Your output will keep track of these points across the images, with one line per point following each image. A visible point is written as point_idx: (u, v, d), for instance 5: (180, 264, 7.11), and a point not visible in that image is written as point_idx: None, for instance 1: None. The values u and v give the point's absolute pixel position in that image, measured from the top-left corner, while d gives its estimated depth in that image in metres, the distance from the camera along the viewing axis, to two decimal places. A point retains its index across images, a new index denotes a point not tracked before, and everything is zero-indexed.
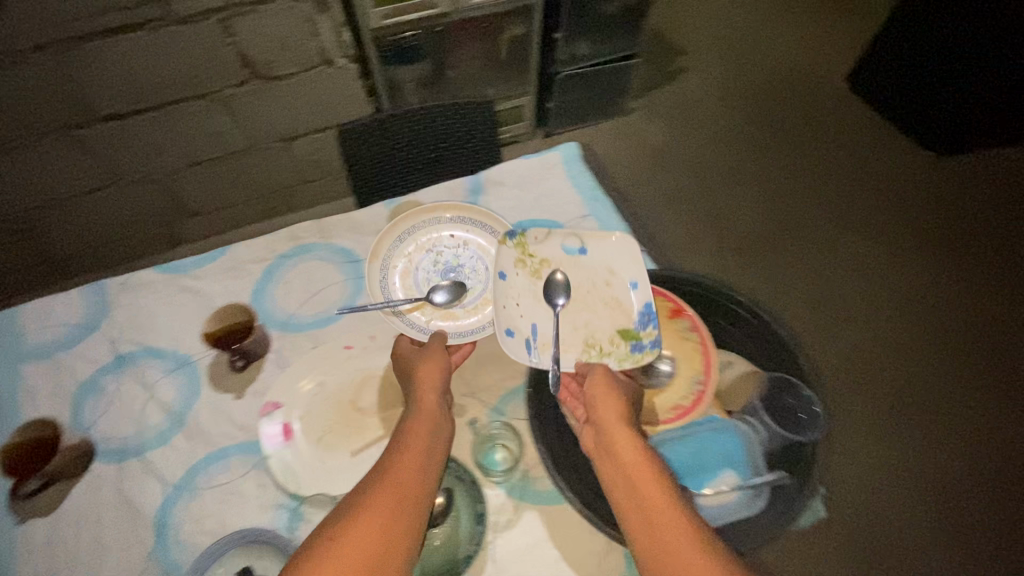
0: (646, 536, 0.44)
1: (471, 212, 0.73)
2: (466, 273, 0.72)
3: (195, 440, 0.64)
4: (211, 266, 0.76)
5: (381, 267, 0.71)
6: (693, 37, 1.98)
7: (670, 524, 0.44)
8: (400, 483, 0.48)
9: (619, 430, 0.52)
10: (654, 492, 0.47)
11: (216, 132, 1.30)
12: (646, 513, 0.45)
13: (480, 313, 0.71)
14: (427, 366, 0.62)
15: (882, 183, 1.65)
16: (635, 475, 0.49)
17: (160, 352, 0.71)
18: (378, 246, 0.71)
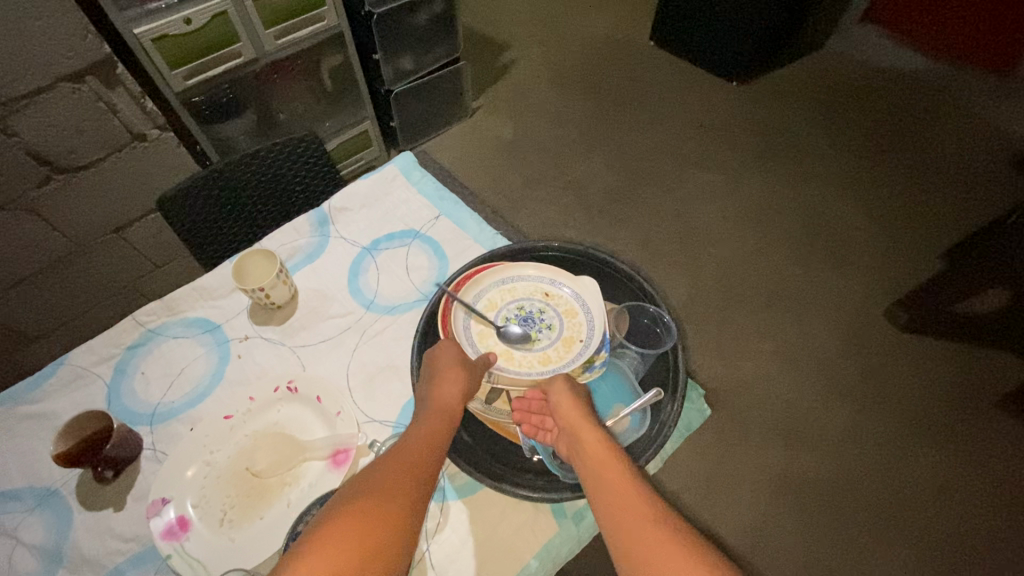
0: (612, 517, 0.50)
1: (588, 292, 0.67)
2: (539, 327, 0.67)
3: (81, 571, 0.58)
4: (50, 382, 0.69)
5: (475, 292, 0.70)
6: (510, 30, 2.09)
7: (635, 506, 0.50)
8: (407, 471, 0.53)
9: (585, 428, 0.58)
10: (619, 477, 0.53)
11: (32, 244, 1.17)
12: (612, 498, 0.52)
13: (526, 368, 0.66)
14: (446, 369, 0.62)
15: (705, 118, 1.84)
16: (599, 465, 0.55)
17: (12, 494, 0.63)
18: (485, 274, 0.70)
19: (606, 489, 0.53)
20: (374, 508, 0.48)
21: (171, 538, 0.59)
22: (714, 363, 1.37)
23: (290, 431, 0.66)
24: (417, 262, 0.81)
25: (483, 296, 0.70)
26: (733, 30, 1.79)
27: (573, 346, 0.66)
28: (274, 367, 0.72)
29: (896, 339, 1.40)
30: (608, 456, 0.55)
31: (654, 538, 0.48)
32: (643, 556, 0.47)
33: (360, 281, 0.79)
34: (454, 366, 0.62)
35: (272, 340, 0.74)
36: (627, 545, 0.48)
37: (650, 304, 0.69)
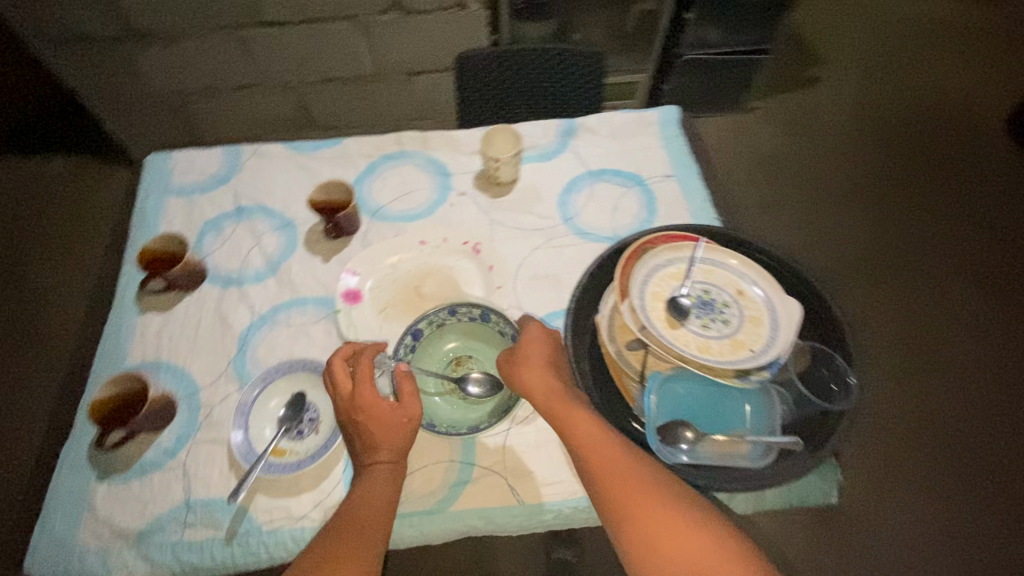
0: (620, 518, 0.50)
1: (787, 314, 0.59)
2: (715, 319, 0.60)
3: (284, 287, 0.75)
4: (326, 152, 0.88)
5: (668, 255, 0.64)
6: (836, 46, 1.88)
7: (639, 500, 0.49)
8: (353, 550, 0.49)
9: (580, 420, 0.54)
10: (616, 473, 0.51)
11: (353, 56, 1.44)
12: (597, 470, 0.52)
13: (682, 343, 0.58)
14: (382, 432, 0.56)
15: (1010, 236, 1.50)
16: (612, 473, 0.51)
17: (271, 212, 0.82)
18: (687, 244, 0.65)
19: (599, 478, 0.51)
20: None
21: (347, 300, 0.72)
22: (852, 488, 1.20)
23: (457, 278, 0.75)
24: (628, 207, 0.82)
25: (675, 263, 0.64)
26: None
27: (740, 349, 0.58)
28: (470, 225, 0.81)
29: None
30: (586, 429, 0.54)
31: (647, 510, 0.49)
32: (658, 551, 0.47)
33: (571, 197, 0.83)
34: (376, 409, 0.56)
35: (480, 206, 0.83)
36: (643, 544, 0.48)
37: (838, 356, 0.58)
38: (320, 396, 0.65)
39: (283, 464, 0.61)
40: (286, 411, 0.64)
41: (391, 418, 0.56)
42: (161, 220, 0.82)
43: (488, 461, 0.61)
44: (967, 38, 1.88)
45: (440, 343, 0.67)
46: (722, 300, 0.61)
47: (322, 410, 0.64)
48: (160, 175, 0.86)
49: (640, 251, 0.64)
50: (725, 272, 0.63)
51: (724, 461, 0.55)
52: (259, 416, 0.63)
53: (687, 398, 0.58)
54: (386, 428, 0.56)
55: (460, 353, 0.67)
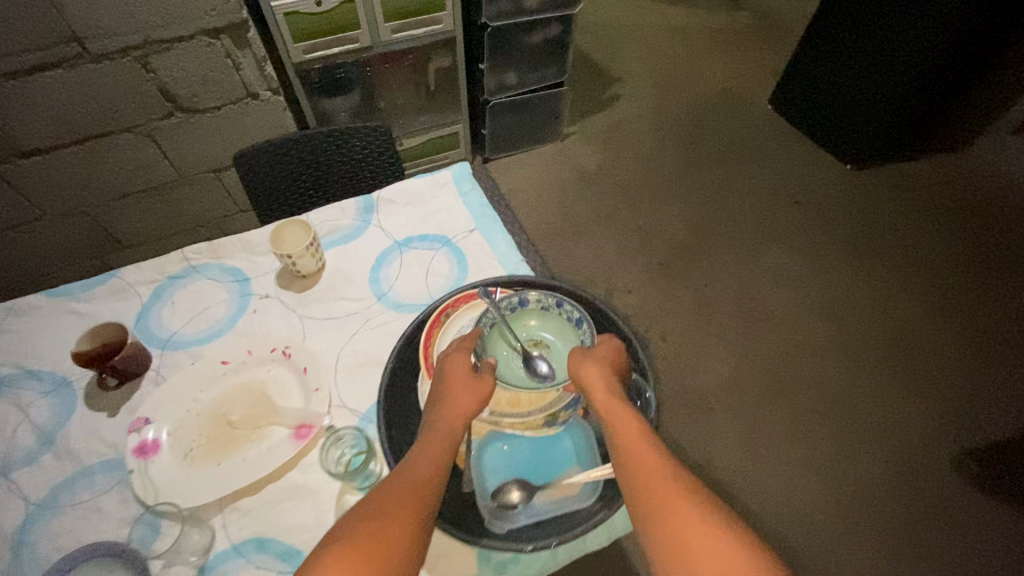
0: (645, 502, 0.49)
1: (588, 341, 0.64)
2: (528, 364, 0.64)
3: (64, 459, 0.65)
4: (100, 289, 0.78)
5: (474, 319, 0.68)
6: (625, 64, 2.10)
7: (657, 482, 0.50)
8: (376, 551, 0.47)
9: (623, 409, 0.56)
10: (649, 462, 0.51)
11: (145, 165, 1.33)
12: (632, 455, 0.52)
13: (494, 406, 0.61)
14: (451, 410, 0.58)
15: (800, 195, 1.74)
16: (641, 459, 0.52)
17: (39, 374, 0.71)
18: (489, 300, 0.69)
19: (631, 465, 0.52)
20: None
21: (140, 456, 0.64)
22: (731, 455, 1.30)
23: (271, 392, 0.70)
24: (439, 268, 0.83)
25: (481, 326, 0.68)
26: (873, 97, 1.64)
27: (546, 395, 0.61)
28: (279, 329, 0.76)
29: (948, 489, 1.26)
30: (625, 418, 0.55)
31: (677, 502, 0.48)
32: (673, 532, 0.46)
33: (382, 272, 0.82)
34: (457, 380, 0.59)
35: (287, 304, 0.78)
36: (663, 531, 0.47)
37: (633, 375, 0.66)
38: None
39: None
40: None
41: (464, 390, 0.58)
42: None
43: None
44: (726, 36, 2.19)
45: (522, 323, 0.67)
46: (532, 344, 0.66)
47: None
48: None
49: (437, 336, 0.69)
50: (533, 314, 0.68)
51: (563, 508, 0.56)
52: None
53: (518, 462, 0.58)
54: (457, 410, 0.57)
55: (537, 337, 0.67)
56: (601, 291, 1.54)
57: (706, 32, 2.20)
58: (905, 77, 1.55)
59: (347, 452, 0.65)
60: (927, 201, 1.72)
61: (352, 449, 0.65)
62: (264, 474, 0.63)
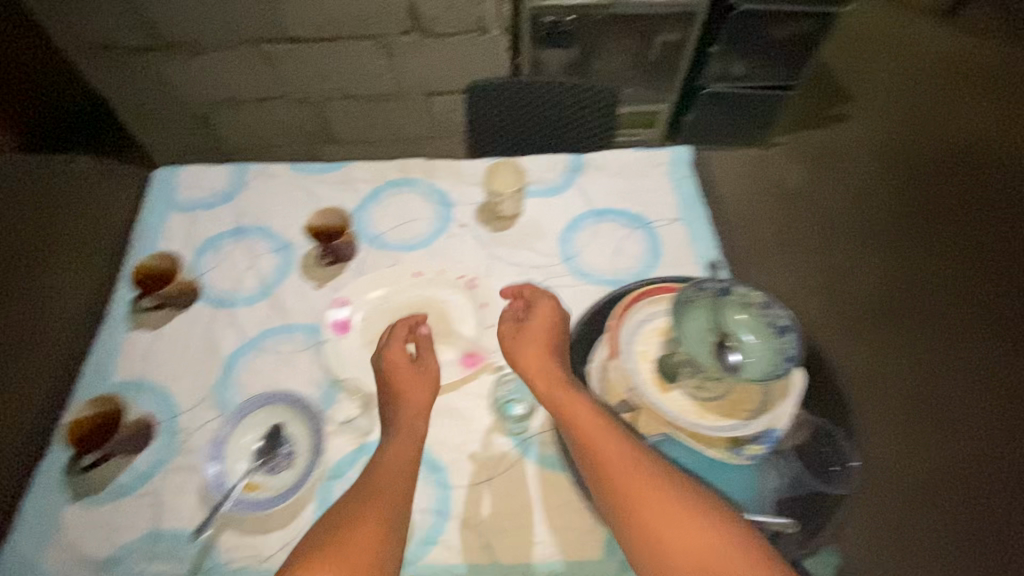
0: (617, 494, 0.48)
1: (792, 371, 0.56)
2: (718, 367, 0.57)
3: (275, 311, 0.74)
4: (330, 175, 0.87)
5: (655, 307, 0.62)
6: (866, 82, 1.83)
7: (625, 471, 0.48)
8: (372, 509, 0.48)
9: (578, 403, 0.54)
10: (616, 458, 0.49)
11: (373, 73, 1.45)
12: (596, 456, 0.50)
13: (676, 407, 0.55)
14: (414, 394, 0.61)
15: None
16: (607, 456, 0.50)
17: (270, 232, 0.82)
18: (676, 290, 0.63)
19: (596, 459, 0.50)
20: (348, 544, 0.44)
21: (335, 330, 0.71)
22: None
23: (450, 314, 0.73)
24: (630, 249, 0.78)
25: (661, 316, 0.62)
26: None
27: (733, 415, 0.55)
28: (468, 258, 0.79)
29: None
30: (582, 411, 0.53)
31: (650, 494, 0.46)
32: (648, 523, 0.45)
33: (573, 234, 0.81)
34: (404, 379, 0.62)
35: (479, 238, 0.81)
36: (645, 530, 0.45)
37: (841, 431, 0.55)
38: (295, 426, 0.64)
39: (257, 499, 0.60)
40: (261, 444, 0.63)
41: (415, 384, 0.62)
42: (161, 234, 0.81)
43: (461, 512, 0.60)
44: None
45: (716, 309, 0.59)
46: (726, 344, 0.57)
47: (298, 443, 0.63)
48: (166, 189, 0.86)
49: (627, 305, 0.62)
50: (731, 310, 0.59)
51: None
52: (235, 449, 0.62)
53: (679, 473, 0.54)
54: (418, 393, 0.61)
55: (730, 325, 0.58)
56: None
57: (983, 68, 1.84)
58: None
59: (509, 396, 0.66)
60: None
61: (514, 395, 0.66)
62: None
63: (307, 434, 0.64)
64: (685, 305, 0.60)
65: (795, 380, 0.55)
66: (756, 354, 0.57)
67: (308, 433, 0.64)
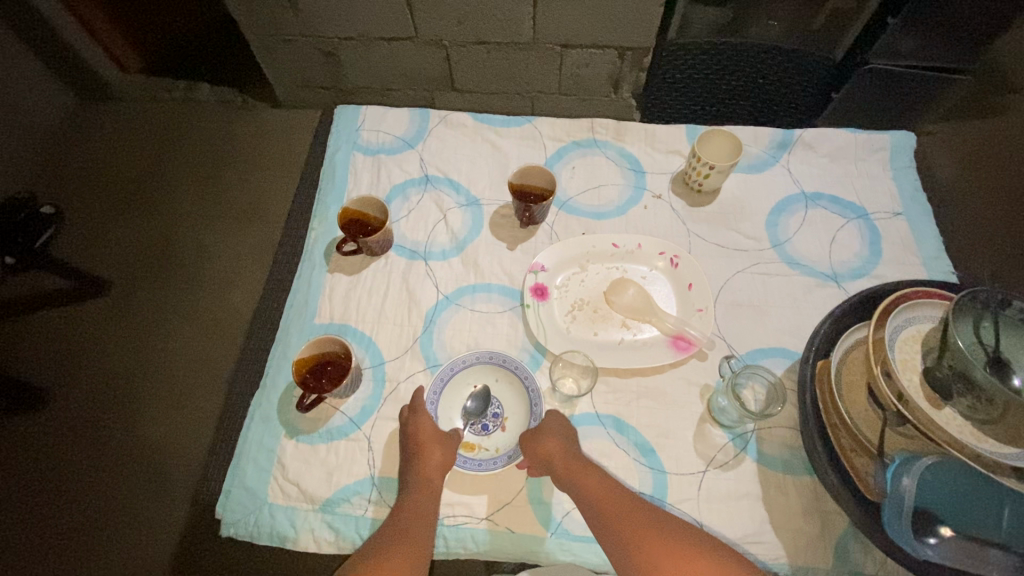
0: (636, 564, 0.48)
1: None
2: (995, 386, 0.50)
3: (470, 269, 0.72)
4: (516, 130, 0.83)
5: (910, 314, 0.57)
6: None
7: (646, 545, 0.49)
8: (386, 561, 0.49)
9: (584, 475, 0.55)
10: (638, 527, 0.50)
11: (513, 19, 1.29)
12: (617, 529, 0.51)
13: (952, 426, 0.51)
14: (434, 451, 0.57)
15: None
16: (629, 527, 0.50)
17: (457, 186, 0.79)
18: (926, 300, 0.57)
19: (613, 531, 0.51)
20: None
21: (534, 295, 0.69)
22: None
23: (651, 292, 0.69)
24: (847, 242, 0.73)
25: (915, 323, 0.57)
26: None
27: (1011, 444, 0.50)
28: (666, 234, 0.75)
29: None
30: (590, 484, 0.54)
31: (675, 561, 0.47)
32: None
33: (781, 219, 0.75)
34: (426, 437, 0.58)
35: (676, 212, 0.76)
36: None
37: None
38: (506, 392, 0.64)
39: (471, 460, 0.60)
40: (471, 405, 0.63)
41: (434, 447, 0.57)
42: (348, 177, 0.80)
43: (680, 501, 0.58)
44: None
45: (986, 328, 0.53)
46: (1005, 364, 0.51)
47: (510, 409, 0.63)
48: (349, 130, 0.84)
49: (888, 307, 0.56)
50: (1006, 329, 0.53)
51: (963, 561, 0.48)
52: (446, 404, 0.63)
53: (933, 486, 0.51)
54: (444, 452, 0.57)
55: (1004, 347, 0.52)
56: None
57: None
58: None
59: (758, 391, 0.61)
60: None
61: (763, 391, 0.61)
62: (638, 364, 0.64)
63: (519, 403, 0.63)
64: (963, 315, 0.54)
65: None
66: None
67: (521, 402, 0.63)
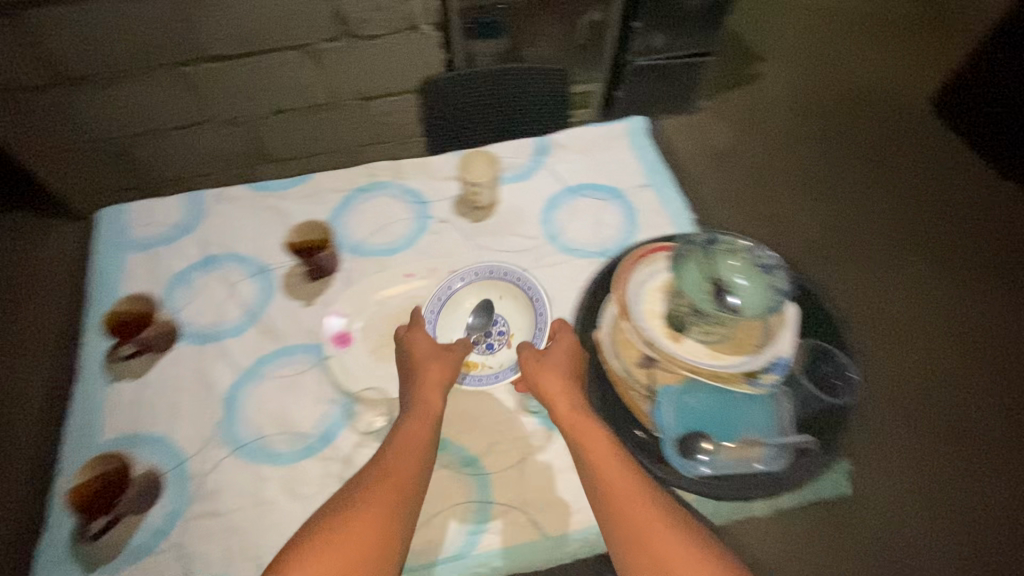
0: (613, 515, 0.51)
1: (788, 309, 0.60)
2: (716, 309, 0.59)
3: (267, 337, 0.71)
4: (295, 190, 0.84)
5: (650, 269, 0.66)
6: (773, 42, 1.96)
7: (620, 480, 0.52)
8: (352, 549, 0.49)
9: (597, 434, 0.55)
10: (626, 485, 0.52)
11: (303, 85, 1.40)
12: (603, 478, 0.52)
13: (690, 353, 0.60)
14: (431, 370, 0.62)
15: (950, 208, 1.59)
16: (617, 483, 0.52)
17: (242, 258, 0.78)
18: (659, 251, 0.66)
19: (604, 485, 0.52)
20: None
21: (336, 345, 0.69)
22: (879, 458, 1.15)
23: (451, 308, 0.72)
24: (610, 221, 0.83)
25: (659, 275, 0.66)
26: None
27: (742, 352, 0.59)
28: (456, 253, 0.79)
29: None
30: (597, 441, 0.54)
31: (647, 519, 0.50)
32: (644, 547, 0.49)
33: (552, 215, 0.83)
34: (425, 379, 0.61)
35: (462, 230, 0.81)
36: (640, 551, 0.49)
37: (839, 351, 0.61)
38: (511, 311, 0.72)
39: (478, 373, 0.68)
40: (475, 320, 0.71)
41: (432, 364, 0.63)
42: (123, 278, 0.76)
43: (505, 499, 0.60)
44: (891, 27, 2.00)
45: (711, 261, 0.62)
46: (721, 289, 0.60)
47: (514, 326, 0.71)
48: (117, 230, 0.80)
49: (627, 269, 0.65)
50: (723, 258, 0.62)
51: (739, 468, 0.56)
52: (448, 324, 0.71)
53: (698, 409, 0.59)
54: (445, 364, 0.63)
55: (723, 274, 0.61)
56: None
57: (866, 20, 2.02)
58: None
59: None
60: None
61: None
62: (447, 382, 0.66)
63: (523, 319, 0.71)
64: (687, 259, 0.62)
65: (787, 313, 0.59)
66: (751, 295, 0.59)
67: (522, 317, 0.71)
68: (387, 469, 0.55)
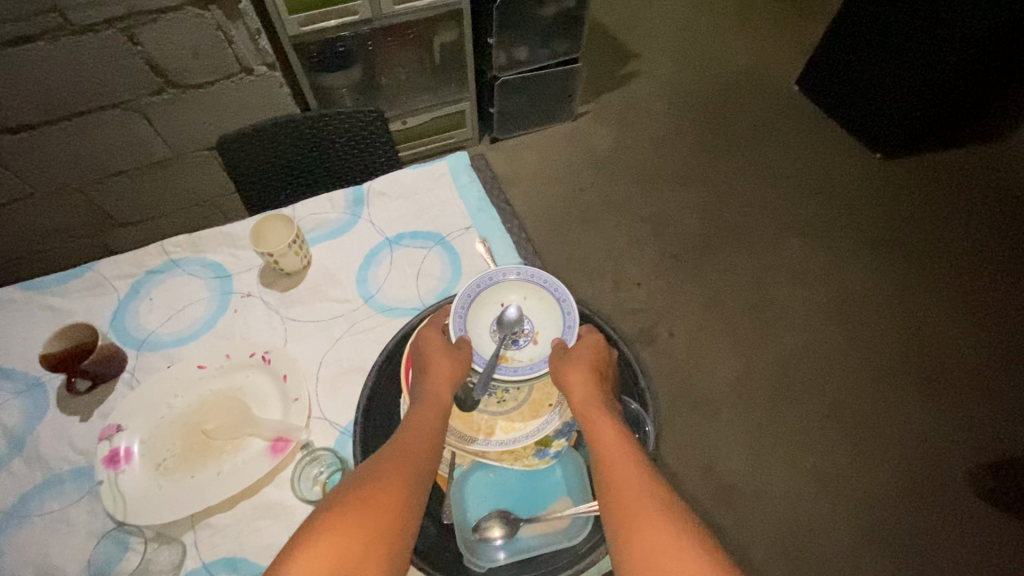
0: (614, 507, 0.49)
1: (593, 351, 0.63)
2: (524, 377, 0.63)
3: (33, 466, 0.62)
4: (75, 283, 0.75)
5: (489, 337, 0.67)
6: (647, 38, 1.97)
7: (629, 473, 0.50)
8: (364, 520, 0.47)
9: (605, 423, 0.55)
10: (629, 476, 0.50)
11: (135, 141, 1.27)
12: (608, 465, 0.52)
13: (490, 432, 0.60)
14: (442, 361, 0.60)
15: (824, 184, 1.63)
16: (620, 468, 0.51)
17: (11, 373, 0.69)
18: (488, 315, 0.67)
19: (608, 472, 0.51)
20: (318, 555, 0.43)
21: (110, 466, 0.61)
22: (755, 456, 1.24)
23: (249, 399, 0.66)
24: (431, 270, 0.77)
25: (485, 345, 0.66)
26: (915, 72, 1.48)
27: (538, 416, 0.61)
28: (261, 333, 0.72)
29: (949, 498, 1.19)
30: (605, 430, 0.54)
31: (645, 515, 0.47)
32: (640, 542, 0.46)
33: (369, 272, 0.77)
34: (436, 358, 0.61)
35: (268, 305, 0.74)
36: (632, 544, 0.46)
37: (631, 401, 0.62)
38: (537, 311, 0.68)
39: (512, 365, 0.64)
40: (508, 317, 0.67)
41: (442, 360, 0.60)
42: None
43: None
44: (757, 12, 2.05)
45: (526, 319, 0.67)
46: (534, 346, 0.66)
47: (540, 322, 0.67)
48: None
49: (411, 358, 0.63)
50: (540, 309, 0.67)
51: (543, 547, 0.54)
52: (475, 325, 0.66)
53: (503, 492, 0.59)
54: (457, 357, 0.61)
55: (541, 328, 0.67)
56: (607, 284, 1.48)
57: (733, 7, 2.06)
58: (944, 60, 1.41)
59: (324, 471, 0.62)
60: (955, 193, 1.58)
61: (329, 468, 0.62)
62: (237, 491, 0.60)
63: (549, 316, 0.67)
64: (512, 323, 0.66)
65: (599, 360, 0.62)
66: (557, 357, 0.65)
67: (550, 312, 0.67)
68: (398, 447, 0.53)
